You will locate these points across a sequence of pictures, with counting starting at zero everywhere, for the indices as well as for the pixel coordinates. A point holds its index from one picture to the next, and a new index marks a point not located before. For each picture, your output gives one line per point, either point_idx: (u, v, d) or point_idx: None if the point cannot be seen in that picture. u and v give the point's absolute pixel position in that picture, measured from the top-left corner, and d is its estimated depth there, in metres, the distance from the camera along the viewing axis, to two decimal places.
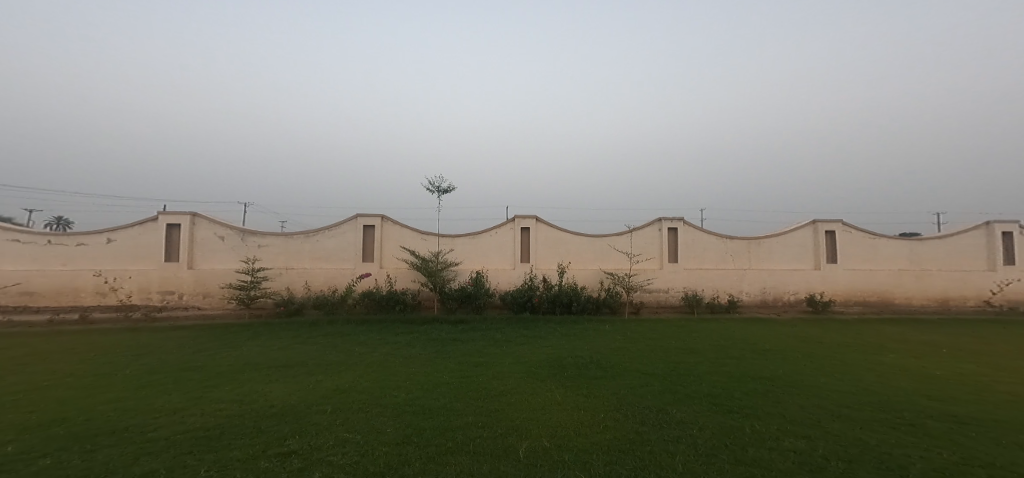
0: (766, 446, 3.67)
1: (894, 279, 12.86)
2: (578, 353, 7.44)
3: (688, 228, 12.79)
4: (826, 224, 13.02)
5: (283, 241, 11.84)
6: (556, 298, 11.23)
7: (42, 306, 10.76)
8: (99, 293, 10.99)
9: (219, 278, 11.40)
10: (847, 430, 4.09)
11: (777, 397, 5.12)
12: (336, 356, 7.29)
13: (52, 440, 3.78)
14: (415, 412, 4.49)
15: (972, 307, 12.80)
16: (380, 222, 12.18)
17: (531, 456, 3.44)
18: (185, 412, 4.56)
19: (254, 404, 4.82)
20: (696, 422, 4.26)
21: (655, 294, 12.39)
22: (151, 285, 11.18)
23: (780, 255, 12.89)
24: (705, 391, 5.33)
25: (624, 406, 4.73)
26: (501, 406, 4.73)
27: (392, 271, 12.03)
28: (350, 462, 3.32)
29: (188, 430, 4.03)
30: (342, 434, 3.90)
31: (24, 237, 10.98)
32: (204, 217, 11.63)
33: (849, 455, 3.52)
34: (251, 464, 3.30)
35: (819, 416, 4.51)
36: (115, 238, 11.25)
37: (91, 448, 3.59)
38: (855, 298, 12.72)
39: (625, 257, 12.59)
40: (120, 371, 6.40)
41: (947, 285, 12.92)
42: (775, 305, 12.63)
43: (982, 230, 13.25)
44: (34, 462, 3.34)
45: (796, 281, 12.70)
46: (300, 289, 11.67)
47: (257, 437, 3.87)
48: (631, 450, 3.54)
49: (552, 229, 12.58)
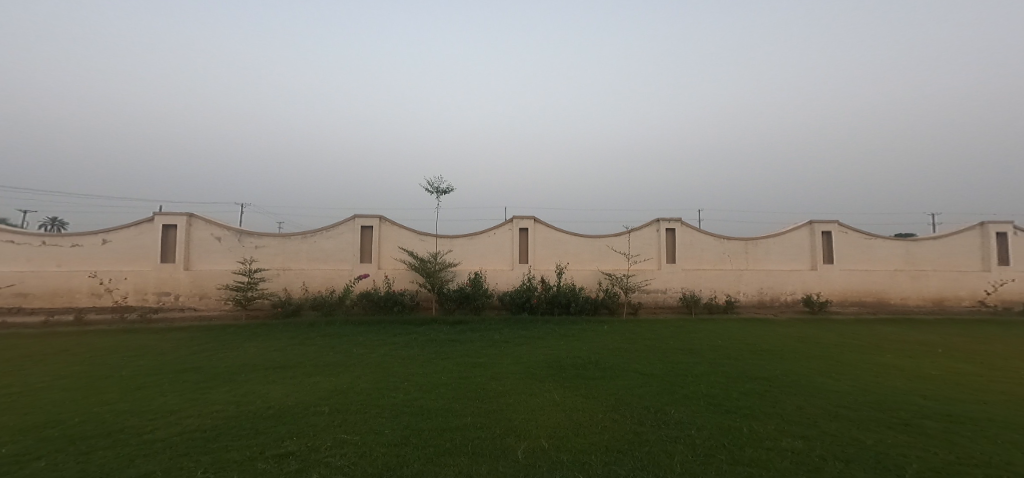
0: (764, 446, 3.68)
1: (890, 279, 12.94)
2: (577, 354, 7.45)
3: (686, 229, 12.83)
4: (823, 225, 13.08)
5: (281, 242, 11.80)
6: (554, 299, 11.23)
7: (37, 307, 10.69)
8: (95, 294, 10.93)
9: (216, 278, 11.35)
10: (845, 430, 4.11)
11: (775, 397, 5.13)
12: (334, 357, 7.27)
13: (48, 442, 3.76)
14: (414, 413, 4.48)
15: (967, 307, 12.88)
16: (379, 223, 12.15)
17: (530, 457, 3.44)
18: (182, 413, 4.54)
19: (251, 405, 4.80)
20: (695, 422, 4.27)
21: (654, 294, 12.42)
22: (147, 285, 11.12)
23: (778, 255, 12.94)
24: (704, 391, 5.34)
25: (622, 406, 4.74)
26: (500, 407, 4.73)
27: (391, 272, 12.00)
28: (349, 463, 3.31)
29: (186, 431, 4.02)
30: (340, 435, 3.89)
31: (19, 238, 10.90)
32: (201, 218, 11.58)
33: (846, 455, 3.54)
34: (249, 466, 3.29)
35: (817, 416, 4.52)
36: (111, 239, 11.19)
37: (86, 450, 3.57)
38: (852, 299, 12.78)
39: (623, 258, 12.61)
40: (117, 373, 6.36)
41: (943, 285, 13.00)
42: (772, 305, 12.67)
43: (977, 230, 13.35)
44: (29, 463, 3.32)
45: (793, 281, 12.75)
46: (298, 289, 11.64)
47: (255, 438, 3.85)
48: (630, 451, 3.55)
49: (551, 230, 12.58)
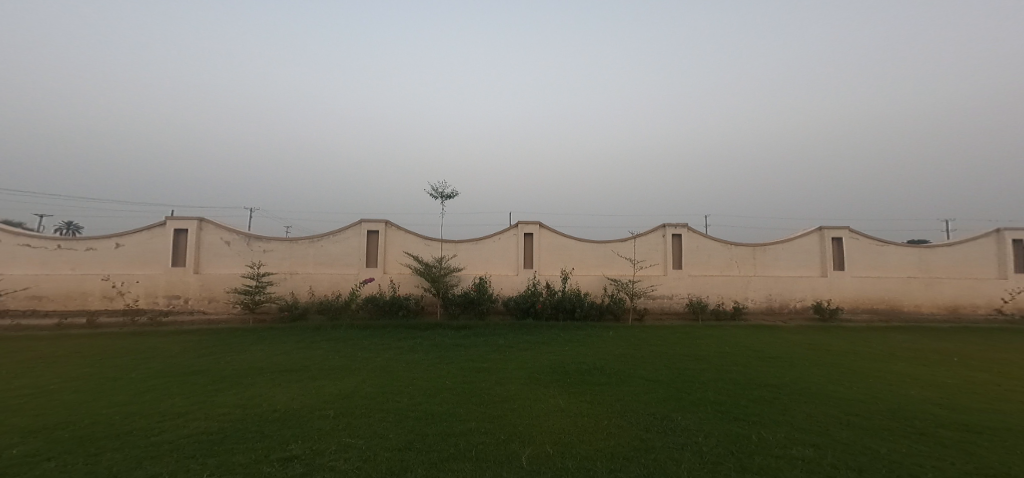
0: (773, 454, 3.63)
1: (902, 286, 12.71)
2: (582, 360, 7.39)
3: (693, 234, 12.75)
4: (833, 231, 12.91)
5: (288, 246, 11.91)
6: (560, 305, 11.23)
7: (51, 310, 10.89)
8: (108, 297, 11.11)
9: (224, 282, 11.47)
10: (856, 439, 4.03)
11: (784, 404, 5.07)
12: (339, 361, 7.29)
13: (58, 443, 3.81)
14: (418, 418, 4.49)
15: (982, 315, 12.63)
16: (384, 227, 12.21)
17: (534, 463, 3.41)
18: (188, 416, 4.57)
19: (256, 408, 4.83)
20: (701, 430, 4.23)
21: (660, 301, 12.33)
22: (158, 289, 11.28)
23: (786, 262, 12.80)
24: (711, 398, 5.28)
25: (628, 412, 4.70)
26: (505, 412, 4.71)
27: (396, 276, 12.06)
28: (353, 467, 3.31)
29: (192, 434, 4.06)
30: (344, 439, 3.90)
31: (35, 242, 11.14)
32: (211, 222, 11.75)
33: (859, 464, 3.47)
34: (253, 469, 3.30)
35: (829, 424, 4.45)
36: (123, 243, 11.38)
37: (94, 452, 3.61)
38: (863, 306, 12.58)
39: (629, 263, 12.55)
40: (127, 374, 6.46)
41: (958, 293, 12.75)
42: (781, 312, 12.50)
43: (992, 237, 13.09)
44: (38, 465, 3.36)
45: (802, 288, 12.58)
46: (305, 294, 11.73)
47: (260, 441, 3.88)
48: (636, 458, 3.52)
49: (556, 235, 12.56)
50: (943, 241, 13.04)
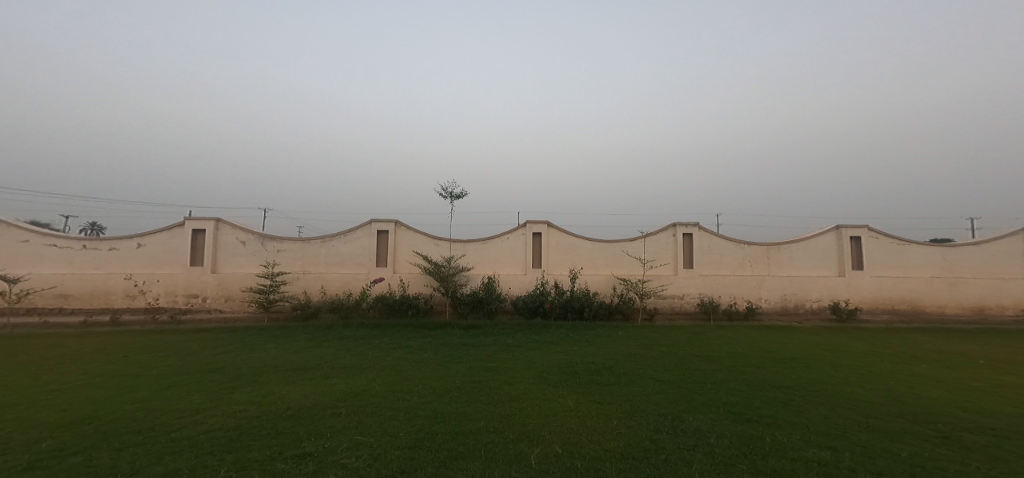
0: (787, 456, 3.58)
1: (924, 287, 12.35)
2: (590, 360, 7.36)
3: (704, 234, 12.59)
4: (851, 230, 12.60)
5: (301, 246, 12.11)
6: (568, 305, 11.20)
7: (76, 308, 11.25)
8: (130, 296, 11.44)
9: (240, 281, 11.71)
10: (875, 442, 3.95)
11: (799, 406, 4.99)
12: (350, 360, 7.39)
13: (83, 439, 3.93)
14: (428, 416, 4.53)
15: (1008, 317, 12.21)
16: (394, 227, 12.32)
17: (543, 463, 3.42)
18: (206, 413, 4.68)
19: (271, 406, 4.92)
20: (713, 431, 4.19)
21: (671, 301, 12.21)
22: (177, 288, 11.57)
23: (800, 261, 12.56)
24: (723, 399, 5.23)
25: (637, 413, 4.68)
26: (513, 412, 4.73)
27: (406, 276, 12.17)
28: (364, 465, 3.36)
29: (210, 430, 4.16)
30: (356, 437, 3.96)
31: (61, 243, 11.51)
32: (227, 223, 12.01)
33: (877, 468, 3.40)
34: (268, 465, 3.38)
35: (845, 427, 4.36)
36: (144, 243, 11.70)
37: (118, 447, 3.72)
38: (882, 307, 12.26)
39: (638, 263, 12.46)
40: (148, 372, 6.64)
41: (983, 294, 12.35)
42: (796, 313, 12.26)
43: (1019, 236, 12.65)
44: (66, 458, 3.49)
45: (817, 288, 12.33)
46: (317, 293, 11.91)
47: (275, 438, 3.96)
48: (646, 458, 3.51)
49: (565, 235, 12.53)
50: (967, 241, 12.66)
